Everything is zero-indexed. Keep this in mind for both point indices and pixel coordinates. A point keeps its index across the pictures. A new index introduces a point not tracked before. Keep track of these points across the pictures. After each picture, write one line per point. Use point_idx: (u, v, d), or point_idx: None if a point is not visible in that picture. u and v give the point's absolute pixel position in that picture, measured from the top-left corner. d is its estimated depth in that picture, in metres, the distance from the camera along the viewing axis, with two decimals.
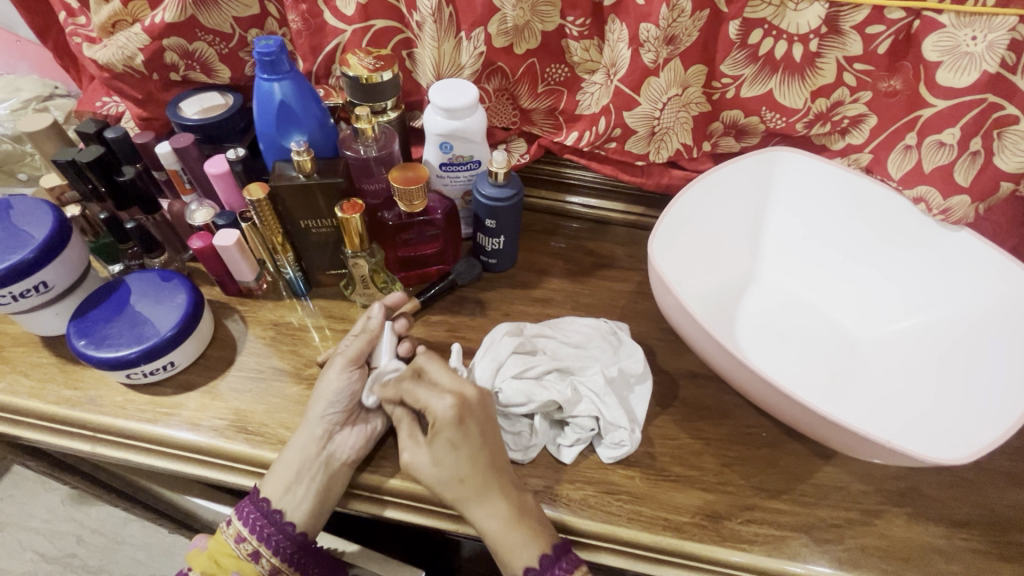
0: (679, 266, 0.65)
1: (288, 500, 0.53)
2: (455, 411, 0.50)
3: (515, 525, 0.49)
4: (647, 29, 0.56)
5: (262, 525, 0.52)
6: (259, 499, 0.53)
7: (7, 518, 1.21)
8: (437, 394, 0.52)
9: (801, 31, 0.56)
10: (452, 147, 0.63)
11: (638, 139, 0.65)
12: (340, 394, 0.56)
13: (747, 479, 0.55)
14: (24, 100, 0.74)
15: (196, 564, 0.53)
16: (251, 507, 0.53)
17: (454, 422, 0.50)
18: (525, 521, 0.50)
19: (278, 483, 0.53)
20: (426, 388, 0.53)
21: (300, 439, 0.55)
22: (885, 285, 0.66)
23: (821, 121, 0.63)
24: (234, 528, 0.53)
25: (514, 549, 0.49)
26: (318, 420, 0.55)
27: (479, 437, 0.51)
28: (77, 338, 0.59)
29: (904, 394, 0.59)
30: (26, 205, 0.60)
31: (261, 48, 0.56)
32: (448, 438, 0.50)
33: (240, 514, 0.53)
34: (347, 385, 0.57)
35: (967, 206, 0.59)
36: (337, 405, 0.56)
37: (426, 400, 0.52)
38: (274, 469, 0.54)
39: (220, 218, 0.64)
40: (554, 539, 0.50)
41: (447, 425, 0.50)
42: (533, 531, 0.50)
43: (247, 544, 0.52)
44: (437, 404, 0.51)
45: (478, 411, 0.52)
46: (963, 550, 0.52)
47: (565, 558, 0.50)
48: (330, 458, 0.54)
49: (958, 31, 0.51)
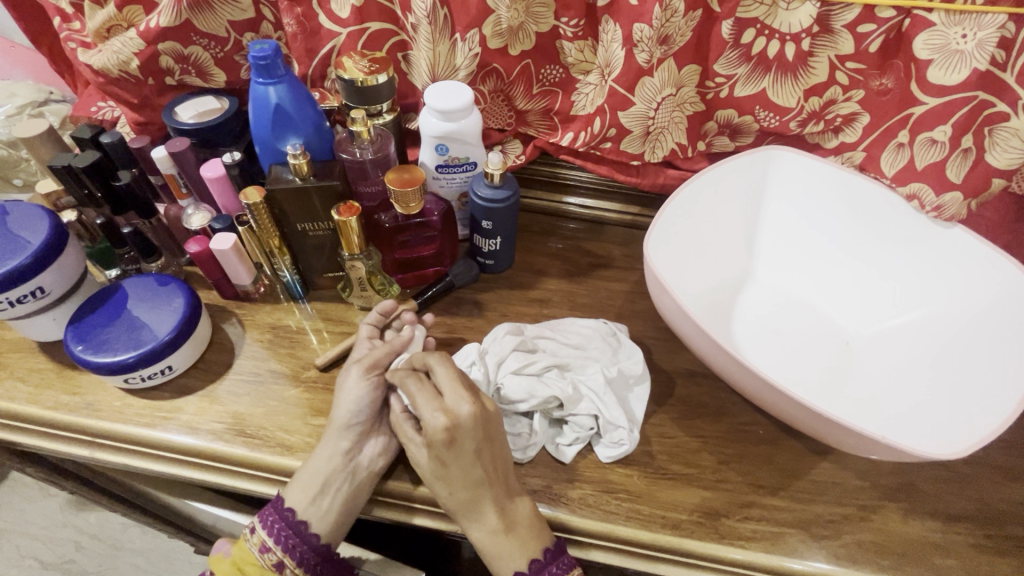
0: (675, 266, 0.65)
1: (314, 511, 0.53)
2: (443, 434, 0.49)
3: (500, 538, 0.50)
4: (641, 29, 0.56)
5: (287, 535, 0.53)
6: (284, 509, 0.53)
7: (6, 526, 1.21)
8: (433, 407, 0.50)
9: (793, 30, 0.56)
10: (448, 149, 0.63)
11: (633, 139, 0.65)
12: (361, 404, 0.55)
13: (744, 476, 0.56)
14: (19, 106, 0.74)
15: (220, 570, 0.53)
16: (275, 517, 0.53)
17: (443, 442, 0.49)
18: (516, 531, 0.50)
19: (303, 494, 0.53)
20: (424, 395, 0.51)
21: (324, 448, 0.54)
22: (879, 281, 0.67)
23: (814, 120, 0.63)
24: (258, 537, 0.53)
25: (502, 557, 0.50)
26: (343, 430, 0.54)
27: (471, 456, 0.50)
28: (74, 343, 0.59)
29: (899, 389, 0.59)
30: (22, 210, 0.60)
31: (255, 52, 0.56)
32: (439, 454, 0.50)
33: (265, 522, 0.53)
34: (369, 394, 0.55)
35: (960, 202, 0.59)
36: (360, 415, 0.55)
37: (420, 407, 0.50)
38: (298, 478, 0.54)
39: (216, 222, 0.63)
40: (548, 543, 0.51)
41: (436, 444, 0.49)
42: (521, 542, 0.50)
43: (271, 555, 0.52)
44: (430, 420, 0.49)
45: (471, 433, 0.50)
46: (958, 544, 0.52)
47: (557, 562, 0.51)
48: (356, 468, 0.54)
49: (948, 29, 0.52)
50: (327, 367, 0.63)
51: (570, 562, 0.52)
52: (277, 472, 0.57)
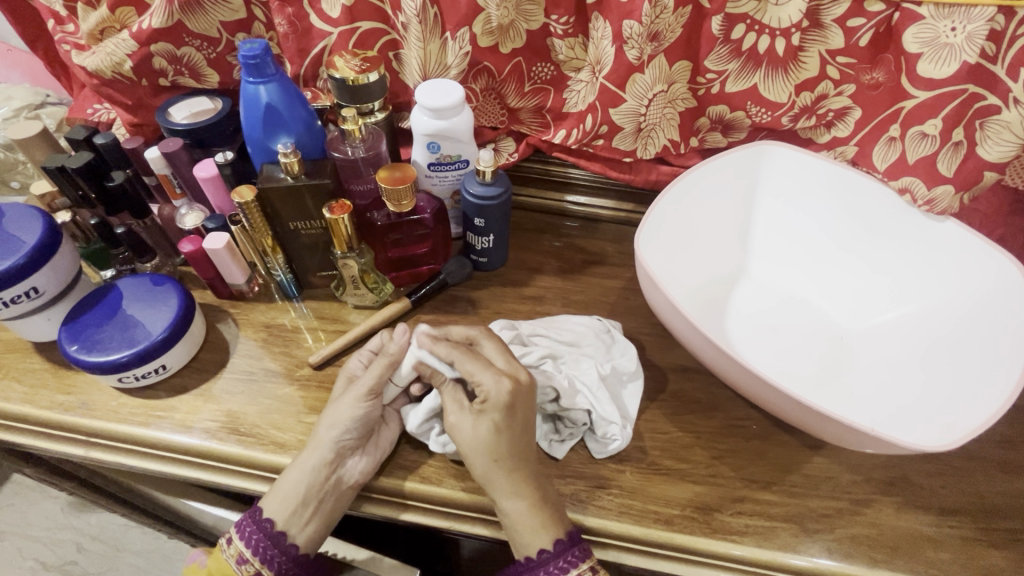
0: (667, 261, 0.65)
1: (294, 522, 0.53)
2: (508, 395, 0.50)
3: (536, 513, 0.50)
4: (631, 25, 0.56)
5: (266, 546, 0.52)
6: (264, 519, 0.53)
7: (7, 528, 1.21)
8: (493, 374, 0.51)
9: (783, 25, 0.56)
10: (440, 147, 0.63)
11: (624, 135, 0.65)
12: (353, 422, 0.54)
13: (736, 471, 0.56)
14: (15, 108, 0.75)
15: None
16: (252, 528, 0.53)
17: (507, 406, 0.50)
18: (546, 507, 0.51)
19: (284, 504, 0.53)
20: (479, 362, 0.52)
21: (309, 459, 0.54)
22: (872, 276, 0.67)
23: (806, 115, 0.63)
24: (235, 548, 0.53)
25: (534, 530, 0.50)
26: (329, 444, 0.54)
27: (523, 424, 0.51)
28: (68, 342, 0.59)
29: (893, 383, 0.59)
30: (17, 211, 0.60)
31: (245, 52, 0.56)
32: (493, 420, 0.51)
33: (242, 533, 0.53)
34: (364, 414, 0.55)
35: (952, 195, 0.59)
36: (349, 432, 0.54)
37: (478, 375, 0.51)
38: (279, 487, 0.54)
39: (210, 221, 0.64)
40: (568, 528, 0.51)
41: (497, 407, 0.50)
42: (551, 518, 0.50)
43: (249, 566, 0.52)
44: (494, 385, 0.51)
45: (528, 398, 0.52)
46: (951, 538, 0.52)
47: (578, 547, 0.50)
48: (339, 480, 0.54)
49: (937, 22, 0.52)
50: (320, 365, 0.63)
51: (588, 550, 0.51)
52: (271, 470, 0.57)
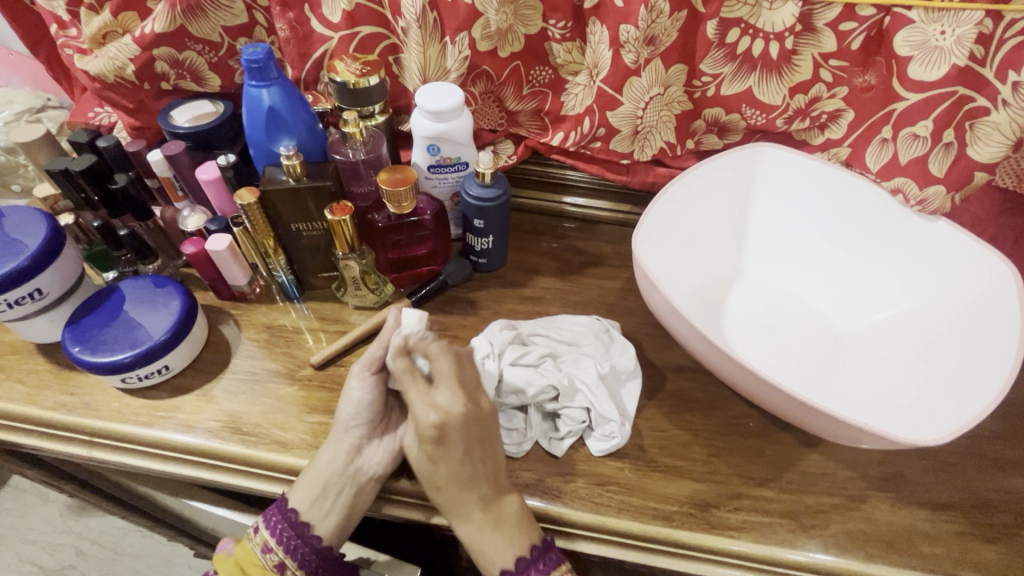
0: (664, 262, 0.66)
1: (315, 512, 0.54)
2: (433, 430, 0.49)
3: (487, 534, 0.51)
4: (627, 30, 0.57)
5: (289, 536, 0.53)
6: (287, 509, 0.54)
7: (5, 532, 1.21)
8: (424, 404, 0.50)
9: (777, 29, 0.57)
10: (440, 149, 0.64)
11: (622, 138, 0.66)
12: (359, 407, 0.56)
13: (734, 467, 0.56)
14: (17, 112, 0.75)
15: (222, 570, 0.54)
16: (278, 518, 0.54)
17: (432, 439, 0.50)
18: (503, 526, 0.51)
19: (305, 493, 0.54)
20: (418, 389, 0.51)
21: (327, 450, 0.55)
22: (866, 276, 0.68)
23: (801, 117, 0.64)
24: (261, 537, 0.54)
25: (488, 552, 0.51)
26: (344, 433, 0.55)
27: (458, 454, 0.50)
28: (72, 344, 0.59)
29: (888, 381, 0.60)
30: (19, 213, 0.61)
31: (248, 56, 0.57)
32: (426, 451, 0.51)
33: (268, 523, 0.54)
34: (368, 397, 0.56)
35: (943, 196, 0.60)
36: (358, 418, 0.56)
37: (412, 404, 0.51)
38: (302, 478, 0.55)
39: (213, 222, 0.65)
40: (535, 540, 0.51)
41: (425, 440, 0.50)
42: (505, 539, 0.51)
43: (273, 556, 0.53)
44: (420, 417, 0.50)
45: (460, 430, 0.50)
46: (945, 533, 0.53)
47: (543, 559, 0.51)
48: (358, 471, 0.55)
49: (927, 26, 0.53)
50: (322, 365, 0.63)
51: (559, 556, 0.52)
52: (274, 469, 0.57)
